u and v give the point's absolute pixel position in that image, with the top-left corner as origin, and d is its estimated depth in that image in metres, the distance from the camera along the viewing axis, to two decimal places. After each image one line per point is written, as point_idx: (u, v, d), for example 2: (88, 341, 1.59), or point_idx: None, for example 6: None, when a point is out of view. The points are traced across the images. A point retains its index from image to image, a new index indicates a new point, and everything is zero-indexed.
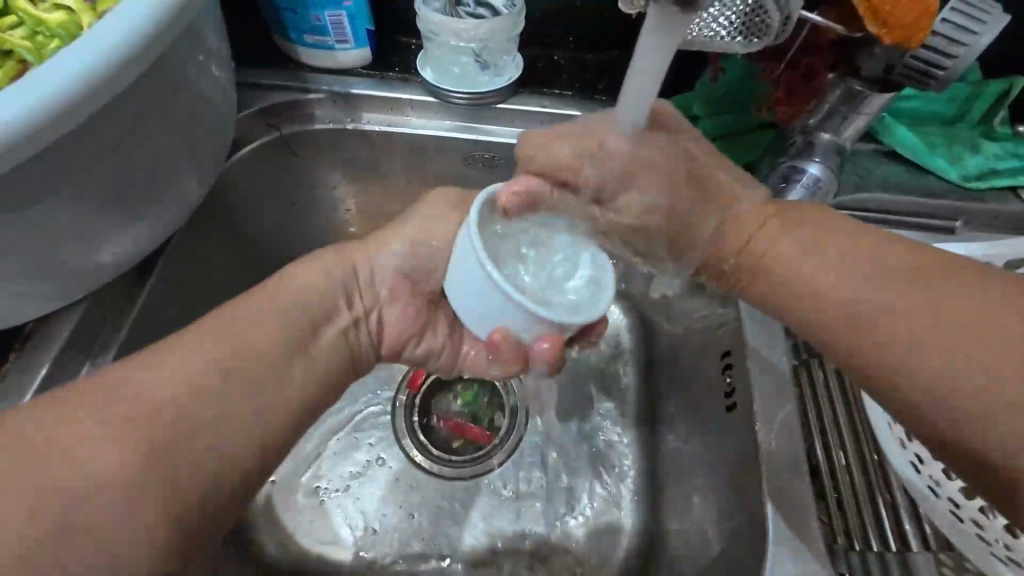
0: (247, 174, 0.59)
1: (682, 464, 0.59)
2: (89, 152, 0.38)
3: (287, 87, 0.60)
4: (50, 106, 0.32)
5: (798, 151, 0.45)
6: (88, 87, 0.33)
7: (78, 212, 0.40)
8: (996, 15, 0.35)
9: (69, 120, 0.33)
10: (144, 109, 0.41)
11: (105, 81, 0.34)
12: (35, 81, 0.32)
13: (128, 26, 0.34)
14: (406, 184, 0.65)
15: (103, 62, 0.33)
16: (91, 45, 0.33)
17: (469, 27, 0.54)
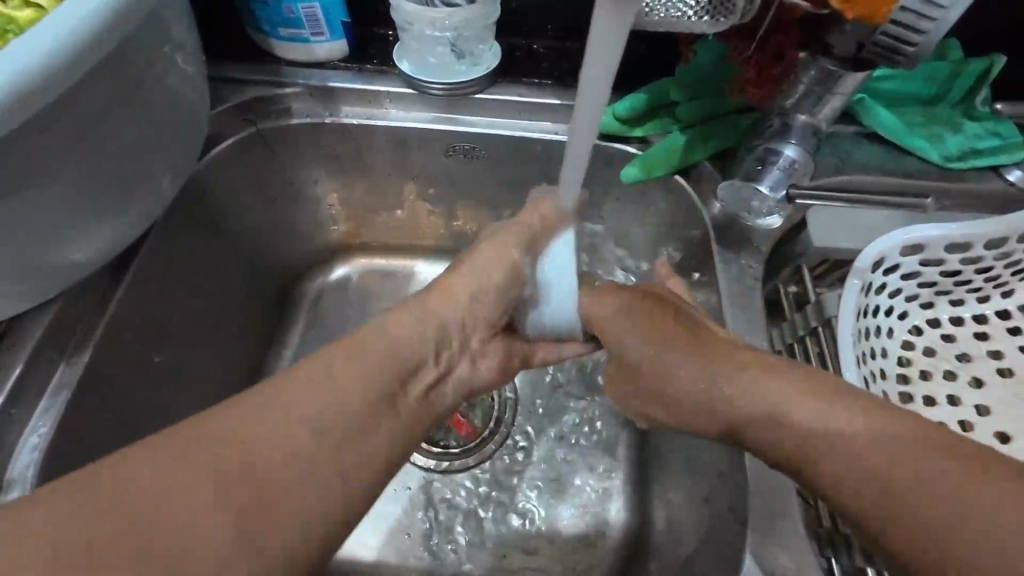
0: (224, 171, 0.58)
1: (667, 450, 0.59)
2: (54, 146, 0.38)
3: (264, 82, 0.59)
4: (8, 97, 0.31)
5: (775, 134, 0.45)
6: (47, 75, 0.33)
7: (44, 211, 0.40)
8: None
9: (28, 111, 0.33)
10: (107, 103, 0.40)
11: (59, 73, 0.33)
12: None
13: (79, 17, 0.34)
14: (387, 178, 0.65)
15: (55, 53, 0.33)
16: (43, 36, 0.33)
17: (444, 16, 0.54)
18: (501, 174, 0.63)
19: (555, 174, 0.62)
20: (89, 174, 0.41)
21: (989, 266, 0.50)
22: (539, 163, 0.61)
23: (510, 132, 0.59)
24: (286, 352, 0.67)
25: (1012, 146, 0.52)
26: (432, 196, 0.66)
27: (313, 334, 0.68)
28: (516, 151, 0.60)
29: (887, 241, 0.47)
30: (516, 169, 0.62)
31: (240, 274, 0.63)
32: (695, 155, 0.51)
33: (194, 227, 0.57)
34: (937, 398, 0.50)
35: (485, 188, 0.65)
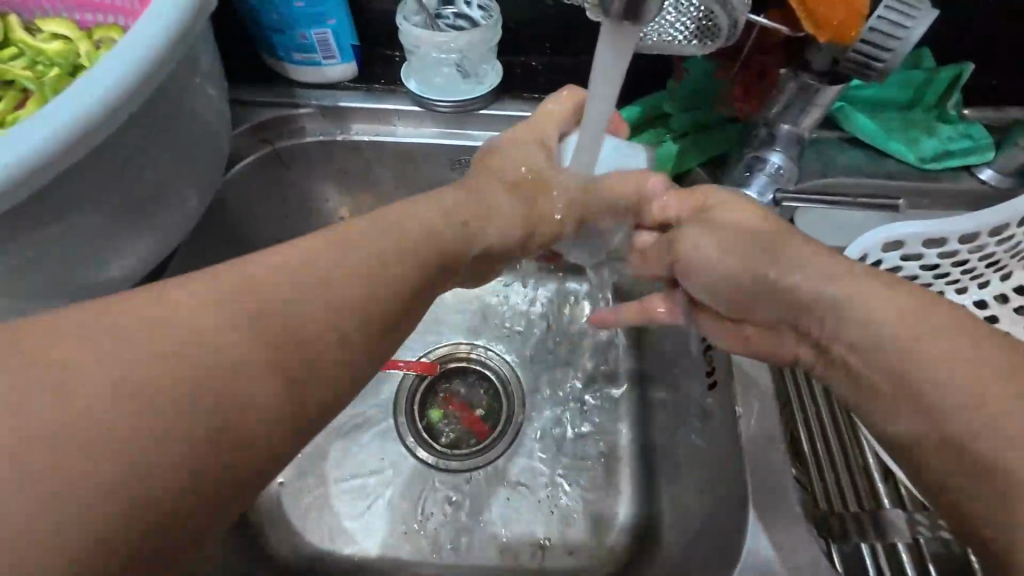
0: (244, 186, 0.61)
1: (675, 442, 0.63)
2: (101, 176, 0.42)
3: (278, 103, 0.62)
4: (28, 161, 0.35)
5: (761, 143, 0.48)
6: (69, 139, 0.36)
7: (94, 238, 0.44)
8: (926, 10, 0.37)
9: (47, 171, 0.36)
10: (143, 132, 0.44)
11: (80, 133, 0.36)
12: (51, 111, 0.36)
13: (130, 61, 0.38)
14: (396, 193, 0.69)
15: (110, 97, 0.37)
16: (100, 79, 0.37)
17: (449, 39, 0.57)
18: None
19: None
20: (129, 198, 0.45)
21: (965, 259, 0.54)
22: None
23: None
24: None
25: (981, 148, 0.57)
26: None
27: None
28: None
29: (865, 239, 0.51)
30: None
31: None
32: (689, 164, 0.56)
33: (217, 245, 0.61)
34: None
35: None
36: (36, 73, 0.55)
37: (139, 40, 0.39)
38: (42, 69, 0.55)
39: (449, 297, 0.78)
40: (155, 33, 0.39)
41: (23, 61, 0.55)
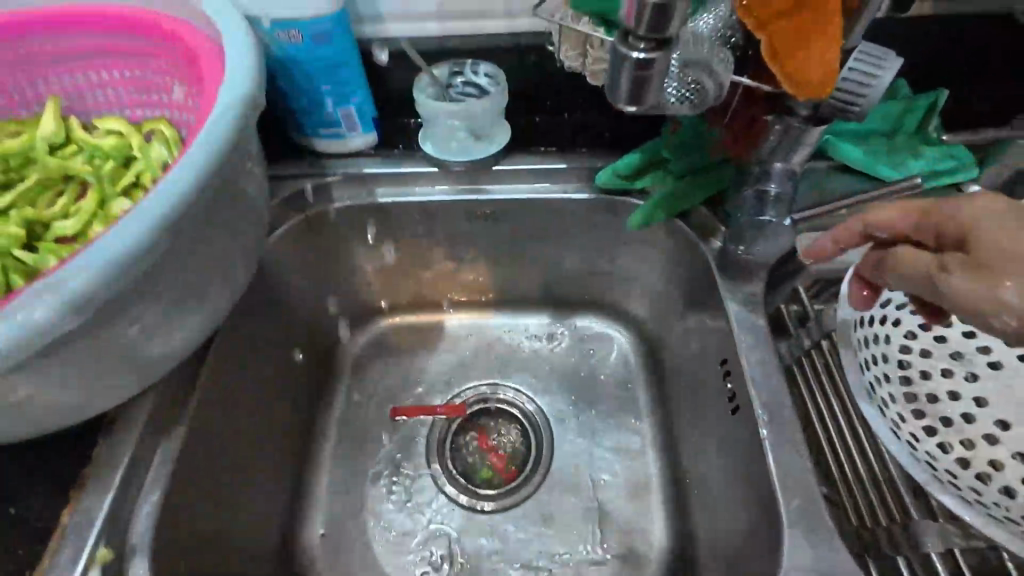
0: (281, 253, 0.67)
1: (700, 460, 0.67)
2: (164, 269, 0.47)
3: (308, 174, 0.68)
4: (106, 270, 0.40)
5: (757, 179, 0.52)
6: (140, 247, 0.41)
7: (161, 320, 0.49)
8: (892, 62, 0.41)
9: (120, 277, 0.41)
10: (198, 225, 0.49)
11: (149, 240, 0.41)
12: (126, 223, 0.41)
13: (192, 171, 0.44)
14: (419, 246, 0.75)
15: (176, 205, 0.42)
16: (168, 189, 0.43)
17: (461, 107, 0.63)
18: (519, 231, 0.72)
19: (567, 227, 0.71)
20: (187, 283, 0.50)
21: None
22: (552, 218, 0.70)
23: (526, 196, 0.67)
24: (336, 407, 0.78)
25: (966, 166, 0.60)
26: (455, 254, 0.77)
27: (361, 388, 0.80)
28: (531, 211, 0.69)
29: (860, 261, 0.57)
30: (529, 226, 0.71)
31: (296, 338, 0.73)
32: (690, 202, 0.60)
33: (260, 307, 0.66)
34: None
35: (503, 240, 0.75)
36: (94, 167, 0.61)
37: (200, 149, 0.45)
38: (100, 162, 0.61)
39: (472, 337, 0.84)
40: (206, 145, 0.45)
41: (83, 156, 0.61)
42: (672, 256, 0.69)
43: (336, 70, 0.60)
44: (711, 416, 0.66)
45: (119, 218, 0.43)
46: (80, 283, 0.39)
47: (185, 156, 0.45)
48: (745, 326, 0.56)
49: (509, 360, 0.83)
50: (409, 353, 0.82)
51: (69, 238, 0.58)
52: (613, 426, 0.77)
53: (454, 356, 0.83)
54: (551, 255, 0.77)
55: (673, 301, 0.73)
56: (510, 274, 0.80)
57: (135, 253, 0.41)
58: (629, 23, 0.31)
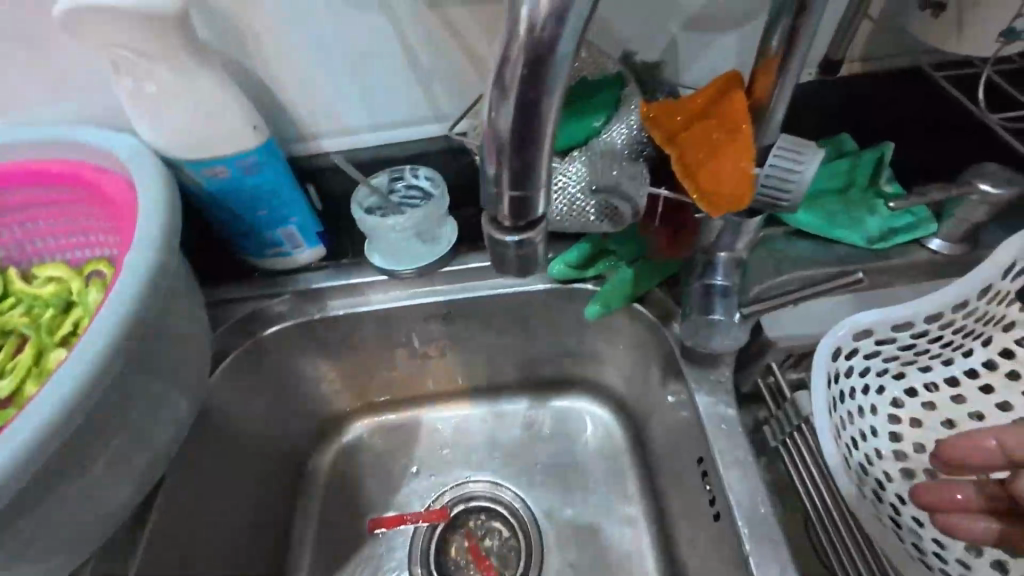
0: (236, 379, 0.65)
1: (693, 551, 0.64)
2: (87, 442, 0.45)
3: (255, 295, 0.66)
4: (12, 461, 0.39)
5: (703, 271, 0.50)
6: (49, 431, 0.40)
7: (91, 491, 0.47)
8: (814, 150, 0.39)
9: (29, 467, 0.40)
10: (122, 390, 0.47)
11: (58, 422, 0.40)
12: (32, 410, 0.40)
13: (99, 345, 0.43)
14: (381, 350, 0.73)
15: (82, 383, 0.41)
16: (68, 376, 0.41)
17: (401, 218, 0.62)
18: (478, 326, 0.71)
19: (527, 317, 0.69)
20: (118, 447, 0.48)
21: (940, 335, 0.54)
22: (510, 310, 0.68)
23: (479, 294, 0.66)
24: (310, 524, 0.75)
25: (924, 221, 0.58)
26: (420, 353, 0.75)
27: (335, 499, 0.76)
28: (487, 307, 0.68)
29: (833, 334, 0.52)
30: (489, 319, 0.69)
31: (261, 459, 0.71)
32: (645, 286, 0.59)
33: (216, 439, 0.64)
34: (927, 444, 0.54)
35: (467, 334, 0.73)
36: (33, 316, 0.60)
37: (105, 323, 0.43)
38: (38, 312, 0.60)
39: (447, 431, 0.81)
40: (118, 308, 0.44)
41: (22, 307, 0.60)
42: (638, 336, 0.66)
43: (269, 197, 0.59)
44: (696, 504, 0.62)
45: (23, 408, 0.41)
46: None
47: (91, 331, 0.43)
48: (716, 418, 0.53)
49: (490, 453, 0.79)
50: (383, 456, 0.80)
51: (5, 398, 0.56)
52: (601, 514, 0.74)
53: (433, 456, 0.79)
54: (518, 343, 0.74)
55: (646, 379, 0.71)
56: (480, 364, 0.78)
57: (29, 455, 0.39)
58: (491, 207, 0.30)
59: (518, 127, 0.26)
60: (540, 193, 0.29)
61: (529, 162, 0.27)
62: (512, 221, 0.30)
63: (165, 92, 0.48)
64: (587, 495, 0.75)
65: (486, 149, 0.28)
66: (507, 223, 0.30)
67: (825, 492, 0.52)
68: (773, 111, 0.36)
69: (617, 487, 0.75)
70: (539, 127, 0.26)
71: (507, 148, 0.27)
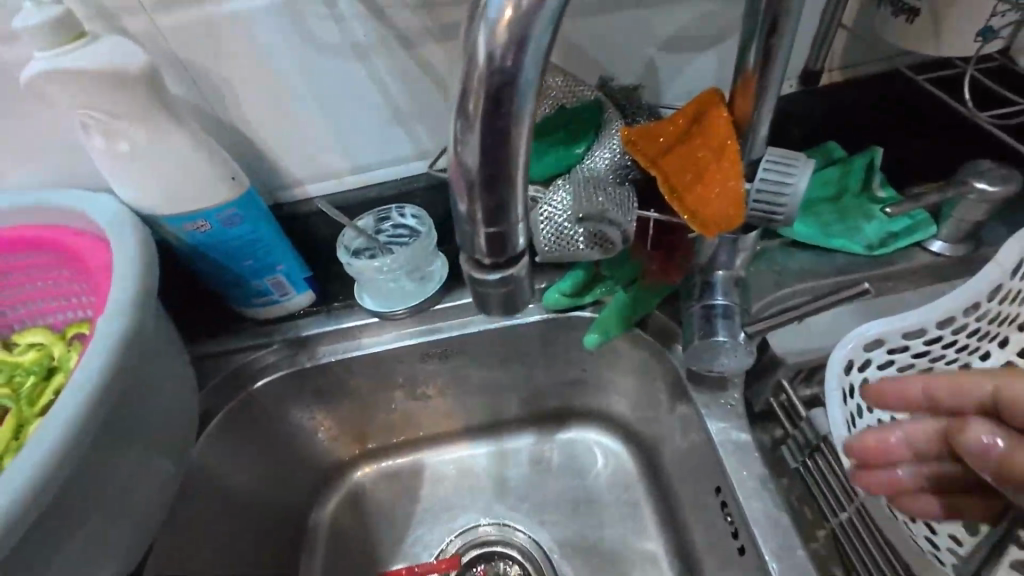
0: (229, 435, 0.63)
1: None
2: (58, 519, 0.43)
3: (245, 346, 0.64)
4: None
5: (701, 292, 0.47)
6: (18, 509, 0.38)
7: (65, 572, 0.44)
8: (803, 160, 0.39)
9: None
10: (95, 463, 0.45)
11: (27, 498, 0.38)
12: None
13: (71, 413, 0.41)
14: (379, 393, 0.71)
15: (52, 454, 0.39)
16: (29, 456, 0.39)
17: (388, 260, 0.60)
18: (477, 361, 0.69)
19: (525, 348, 0.67)
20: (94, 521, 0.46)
21: (954, 340, 0.51)
22: (508, 343, 0.66)
23: (475, 328, 0.64)
24: None
25: (922, 223, 0.57)
26: (419, 393, 0.73)
27: (338, 554, 0.73)
28: (484, 341, 0.66)
29: (843, 346, 0.50)
30: (487, 354, 0.67)
31: (258, 517, 0.67)
32: (644, 310, 0.57)
33: (209, 501, 0.61)
34: None
35: (465, 371, 0.71)
36: (15, 386, 0.58)
37: (70, 395, 0.42)
38: (20, 380, 0.58)
39: (452, 473, 0.78)
40: (92, 370, 0.43)
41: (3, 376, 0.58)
42: (642, 360, 0.64)
43: (253, 248, 0.58)
44: (718, 534, 0.59)
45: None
46: None
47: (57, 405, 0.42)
48: (729, 443, 0.51)
49: (497, 493, 0.76)
50: (387, 505, 0.76)
51: None
52: (619, 550, 0.70)
53: (439, 501, 0.76)
54: (519, 377, 0.72)
55: (653, 405, 0.68)
56: (482, 400, 0.76)
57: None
58: (469, 246, 0.29)
59: (484, 154, 0.25)
60: (517, 228, 0.28)
61: (503, 198, 0.27)
62: (491, 260, 0.29)
63: (138, 155, 0.47)
64: (602, 531, 0.72)
65: (454, 188, 0.27)
66: (486, 262, 0.29)
67: (851, 516, 0.49)
68: (756, 128, 0.36)
69: (634, 521, 0.72)
70: (506, 160, 0.26)
71: (477, 186, 0.26)
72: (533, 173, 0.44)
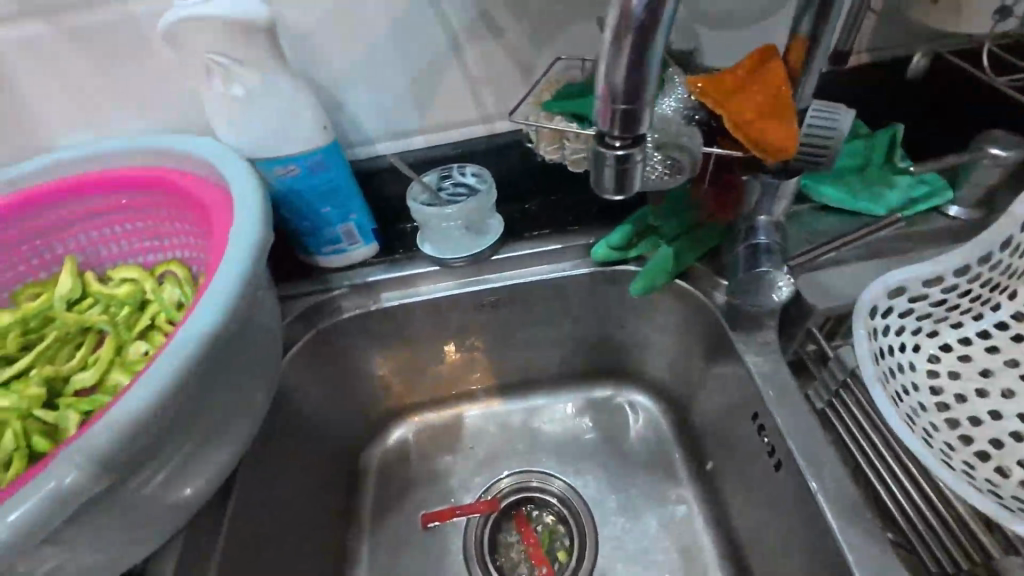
0: (302, 369, 0.68)
1: (750, 520, 0.65)
2: (193, 416, 0.45)
3: (315, 291, 0.70)
4: (142, 415, 0.38)
5: (746, 236, 0.54)
6: (177, 384, 0.39)
7: (192, 473, 0.47)
8: (845, 111, 0.45)
9: (156, 422, 0.39)
10: (222, 362, 0.47)
11: (183, 374, 0.40)
12: (155, 364, 0.39)
13: (218, 301, 0.43)
14: (430, 343, 0.76)
15: (204, 335, 0.41)
16: (187, 333, 0.41)
17: (451, 210, 0.66)
18: (524, 314, 0.74)
19: (571, 301, 0.73)
20: (217, 429, 0.49)
21: (968, 289, 0.58)
22: (555, 296, 0.72)
23: (527, 280, 0.70)
24: (365, 520, 0.76)
25: (939, 190, 0.63)
26: (467, 345, 0.78)
27: (387, 494, 0.78)
28: (535, 293, 0.71)
29: (871, 291, 0.56)
30: (535, 306, 0.73)
31: (318, 453, 0.72)
32: (686, 261, 0.62)
33: (282, 429, 0.66)
34: (969, 394, 0.56)
35: (512, 325, 0.76)
36: (111, 315, 0.62)
37: (219, 285, 0.44)
38: (116, 310, 0.63)
39: (490, 426, 0.83)
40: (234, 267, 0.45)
41: (99, 307, 0.63)
42: (678, 315, 0.70)
43: (332, 195, 0.63)
44: (749, 472, 0.64)
45: (142, 370, 0.40)
46: (116, 430, 0.37)
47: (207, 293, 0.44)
48: (768, 375, 0.57)
49: (534, 445, 0.81)
50: (429, 453, 0.81)
51: (89, 389, 0.58)
52: (653, 495, 0.75)
53: (478, 451, 0.81)
54: (559, 333, 0.78)
55: (685, 359, 0.74)
56: (522, 356, 0.81)
57: (155, 408, 0.38)
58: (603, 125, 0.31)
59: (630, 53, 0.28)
60: (645, 108, 0.30)
61: (641, 74, 0.28)
62: (621, 138, 0.31)
63: (249, 97, 0.54)
64: (637, 478, 0.77)
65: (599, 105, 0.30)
66: (614, 140, 0.31)
67: (881, 441, 0.54)
68: (808, 75, 0.42)
69: (665, 469, 0.77)
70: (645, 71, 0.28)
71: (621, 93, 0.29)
72: (554, 108, 0.52)
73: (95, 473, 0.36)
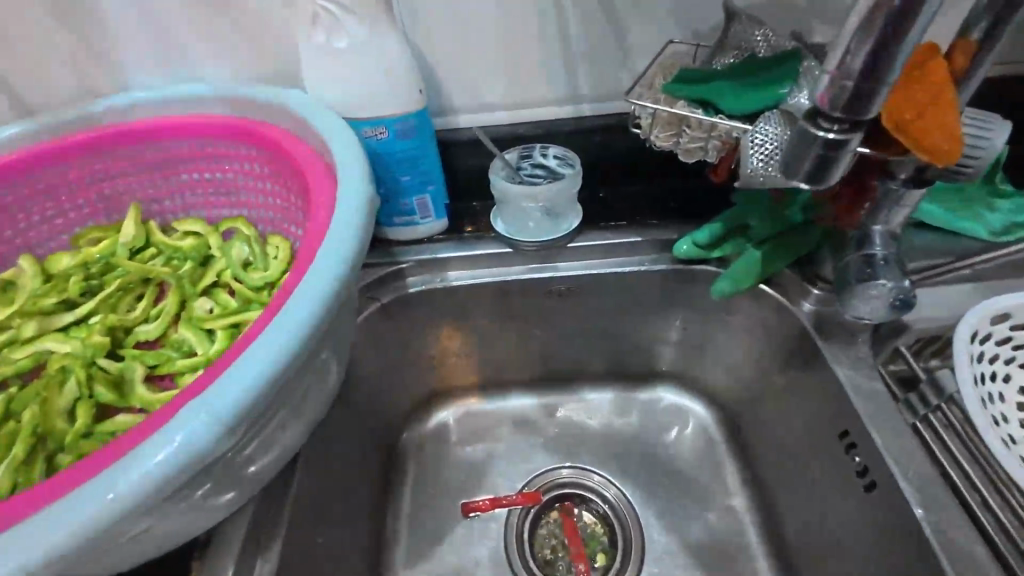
0: (361, 341, 0.66)
1: (813, 538, 0.63)
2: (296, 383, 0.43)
3: (381, 262, 0.67)
4: (262, 381, 0.36)
5: (858, 243, 0.51)
6: (296, 352, 0.38)
7: (281, 444, 0.44)
8: (999, 123, 0.43)
9: (274, 389, 0.37)
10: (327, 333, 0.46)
11: (301, 342, 0.38)
12: (275, 328, 0.38)
13: (334, 269, 0.41)
14: (488, 326, 0.74)
15: (321, 303, 0.40)
16: (303, 302, 0.39)
17: (534, 190, 0.64)
18: (589, 305, 0.72)
19: (641, 297, 0.70)
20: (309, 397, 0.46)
21: None
22: (626, 290, 0.70)
23: (601, 271, 0.67)
24: (404, 501, 0.74)
25: None
26: (523, 332, 0.76)
27: (426, 476, 0.76)
28: (605, 285, 0.69)
29: (975, 312, 0.55)
30: (602, 298, 0.71)
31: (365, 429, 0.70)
32: (775, 266, 0.60)
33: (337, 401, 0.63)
34: None
35: (574, 315, 0.74)
36: (174, 267, 0.60)
37: (331, 251, 0.42)
38: (179, 263, 0.60)
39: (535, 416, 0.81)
40: (348, 234, 0.44)
41: (162, 258, 0.60)
42: (753, 321, 0.67)
43: (415, 164, 0.60)
44: (817, 489, 0.62)
45: (260, 334, 0.39)
46: (239, 393, 0.35)
47: (318, 263, 0.42)
48: (862, 389, 0.56)
49: (580, 440, 0.79)
50: (471, 438, 0.79)
51: (151, 342, 0.55)
52: (702, 501, 0.73)
53: (521, 442, 0.78)
54: (619, 328, 0.75)
55: (750, 367, 0.71)
56: (576, 348, 0.79)
57: (282, 370, 0.37)
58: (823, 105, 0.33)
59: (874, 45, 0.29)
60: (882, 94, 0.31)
61: (884, 58, 0.29)
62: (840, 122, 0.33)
63: (352, 51, 0.52)
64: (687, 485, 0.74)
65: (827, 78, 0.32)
66: (833, 122, 0.34)
67: (975, 467, 0.52)
68: (972, 76, 0.40)
69: (716, 478, 0.74)
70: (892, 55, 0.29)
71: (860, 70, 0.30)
72: (676, 92, 0.49)
73: (221, 436, 0.35)
